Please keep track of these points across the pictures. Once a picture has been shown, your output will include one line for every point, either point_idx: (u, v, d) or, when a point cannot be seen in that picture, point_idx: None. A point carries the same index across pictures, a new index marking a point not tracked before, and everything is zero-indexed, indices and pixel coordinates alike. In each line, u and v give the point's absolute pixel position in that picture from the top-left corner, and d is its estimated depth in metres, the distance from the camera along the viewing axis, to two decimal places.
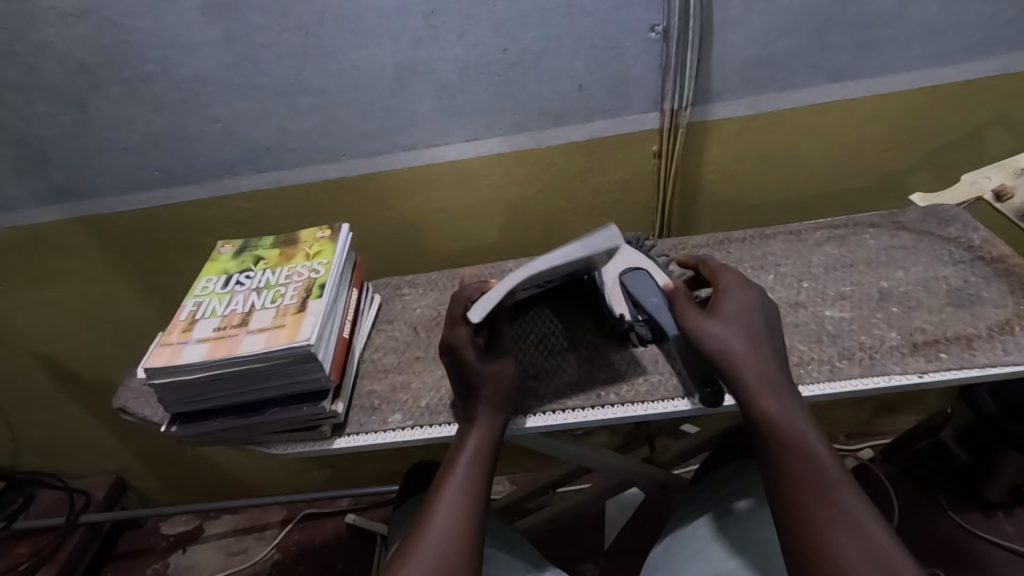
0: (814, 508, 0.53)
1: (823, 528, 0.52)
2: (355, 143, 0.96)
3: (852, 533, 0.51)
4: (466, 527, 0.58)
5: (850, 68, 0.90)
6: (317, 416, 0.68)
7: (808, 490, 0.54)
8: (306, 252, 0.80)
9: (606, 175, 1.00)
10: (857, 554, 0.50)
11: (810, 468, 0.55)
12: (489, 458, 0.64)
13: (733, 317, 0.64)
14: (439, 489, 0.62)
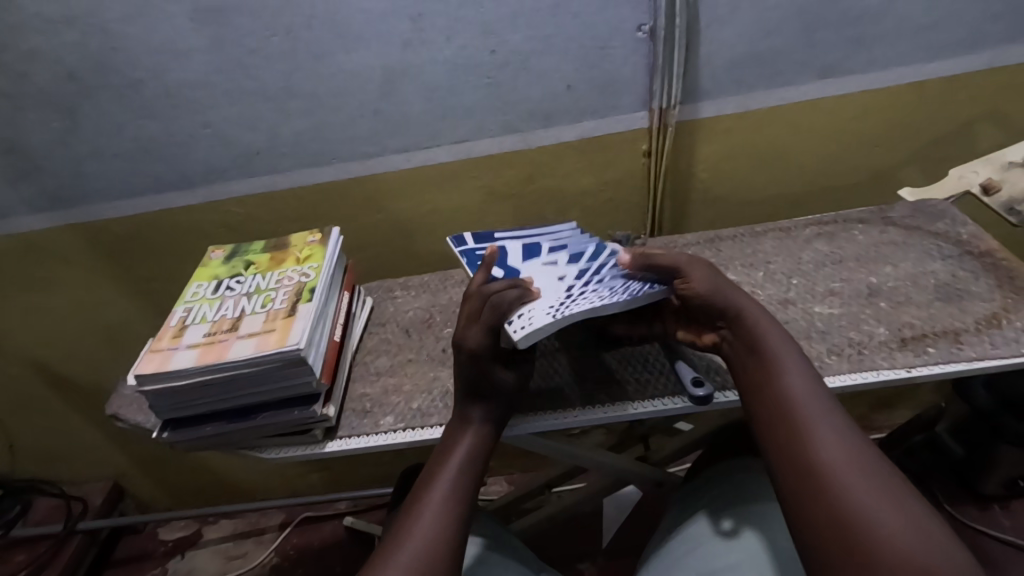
0: (808, 424, 0.53)
1: (817, 439, 0.51)
2: (345, 146, 0.96)
3: (846, 445, 0.50)
4: (449, 535, 0.58)
5: (838, 64, 0.91)
6: (308, 420, 0.68)
7: (801, 409, 0.54)
8: (296, 256, 0.81)
9: (597, 175, 1.00)
10: (850, 465, 0.49)
11: (802, 390, 0.55)
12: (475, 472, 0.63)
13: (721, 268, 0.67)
14: (423, 492, 0.61)
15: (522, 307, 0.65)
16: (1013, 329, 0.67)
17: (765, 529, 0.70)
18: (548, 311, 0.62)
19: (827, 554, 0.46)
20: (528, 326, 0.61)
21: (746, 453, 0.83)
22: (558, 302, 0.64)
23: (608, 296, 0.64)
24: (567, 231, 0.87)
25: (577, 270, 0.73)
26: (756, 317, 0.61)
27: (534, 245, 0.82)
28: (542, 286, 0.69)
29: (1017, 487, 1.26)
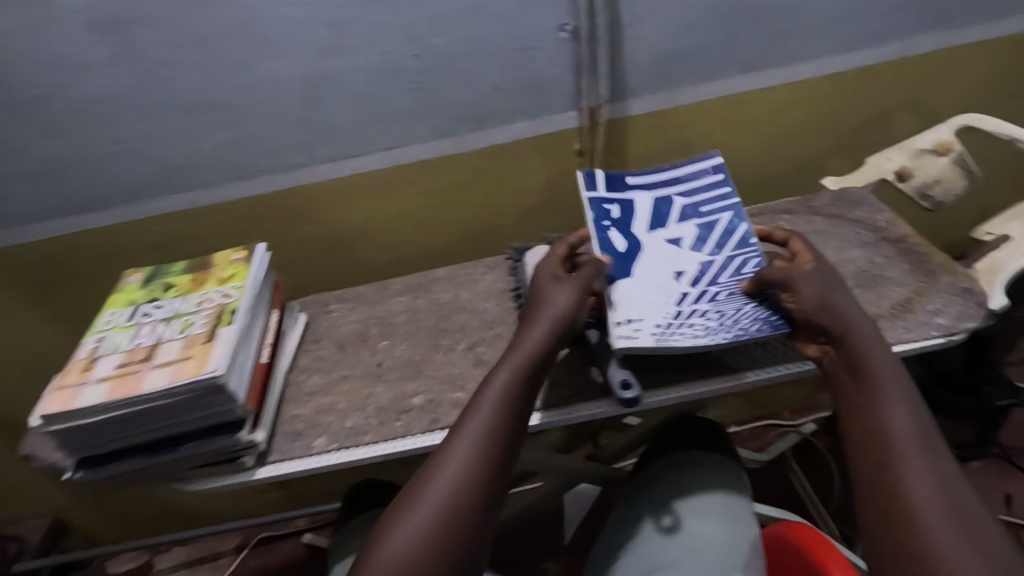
0: (903, 460, 0.51)
1: (910, 475, 0.50)
2: (270, 158, 0.92)
3: (938, 487, 0.49)
4: (471, 485, 0.54)
5: (759, 59, 0.92)
6: (234, 447, 0.65)
7: (900, 440, 0.52)
8: (219, 276, 0.77)
9: (533, 176, 0.99)
10: (940, 508, 0.48)
11: (901, 427, 0.53)
12: (509, 412, 0.59)
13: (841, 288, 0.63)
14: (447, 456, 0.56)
15: (632, 314, 0.67)
16: (924, 312, 0.69)
17: (704, 529, 0.72)
18: (651, 334, 0.64)
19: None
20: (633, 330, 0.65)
21: (686, 446, 0.83)
22: (665, 321, 0.66)
23: (716, 329, 0.66)
24: (706, 175, 0.82)
25: (699, 264, 0.73)
26: (869, 343, 0.58)
27: (667, 205, 0.79)
28: (657, 280, 0.71)
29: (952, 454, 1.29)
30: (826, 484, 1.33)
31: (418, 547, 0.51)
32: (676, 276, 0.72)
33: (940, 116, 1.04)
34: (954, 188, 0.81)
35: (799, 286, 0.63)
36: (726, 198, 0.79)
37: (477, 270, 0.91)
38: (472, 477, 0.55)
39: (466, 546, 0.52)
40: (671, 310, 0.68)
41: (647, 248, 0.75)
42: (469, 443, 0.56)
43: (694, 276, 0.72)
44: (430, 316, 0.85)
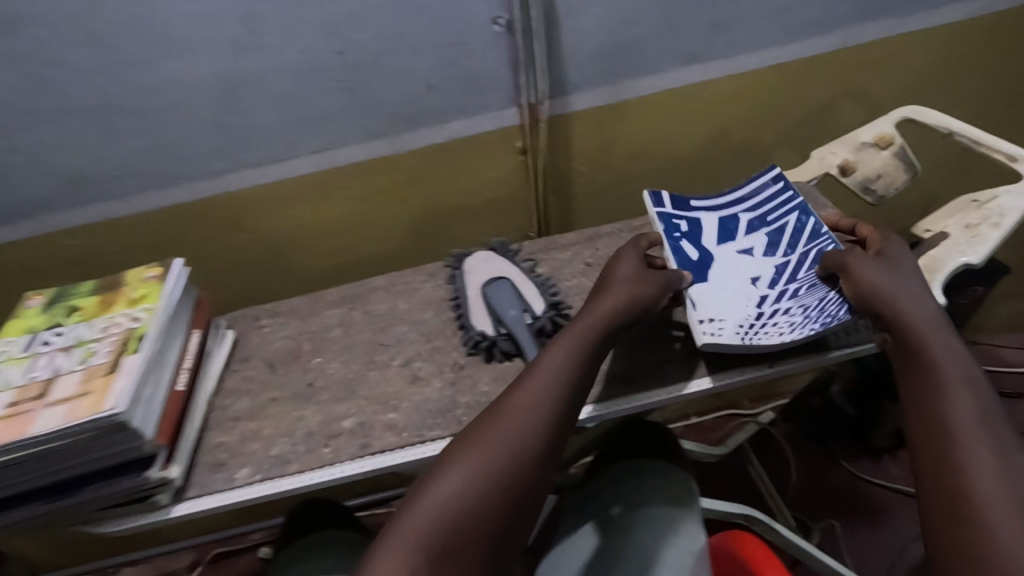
0: (964, 437, 0.50)
1: (971, 451, 0.48)
2: (190, 164, 0.86)
3: (1001, 464, 0.47)
4: (523, 453, 0.54)
5: (702, 51, 0.90)
6: (144, 486, 0.61)
7: (960, 418, 0.51)
8: (129, 297, 0.71)
9: (475, 175, 0.95)
10: (1001, 484, 0.46)
11: (964, 406, 0.51)
12: (569, 382, 0.59)
13: (908, 272, 0.63)
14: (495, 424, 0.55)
15: (713, 313, 0.68)
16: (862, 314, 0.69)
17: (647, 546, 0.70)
18: (739, 333, 0.66)
19: (952, 559, 0.45)
20: (718, 331, 0.67)
21: (629, 457, 0.81)
22: (748, 321, 0.68)
23: (802, 322, 0.68)
24: (766, 187, 0.83)
25: (774, 267, 0.75)
26: (928, 325, 0.58)
27: (734, 219, 0.81)
28: (736, 285, 0.73)
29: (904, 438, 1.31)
30: (783, 471, 1.35)
31: (461, 505, 0.50)
32: (753, 280, 0.74)
33: (885, 106, 1.03)
34: (896, 181, 0.80)
35: (861, 272, 0.64)
36: (788, 202, 0.80)
37: (416, 277, 0.86)
38: (521, 446, 0.54)
39: (509, 509, 0.52)
40: (753, 311, 0.70)
41: (721, 258, 0.76)
42: (527, 417, 0.56)
43: (772, 279, 0.74)
44: (365, 329, 0.80)
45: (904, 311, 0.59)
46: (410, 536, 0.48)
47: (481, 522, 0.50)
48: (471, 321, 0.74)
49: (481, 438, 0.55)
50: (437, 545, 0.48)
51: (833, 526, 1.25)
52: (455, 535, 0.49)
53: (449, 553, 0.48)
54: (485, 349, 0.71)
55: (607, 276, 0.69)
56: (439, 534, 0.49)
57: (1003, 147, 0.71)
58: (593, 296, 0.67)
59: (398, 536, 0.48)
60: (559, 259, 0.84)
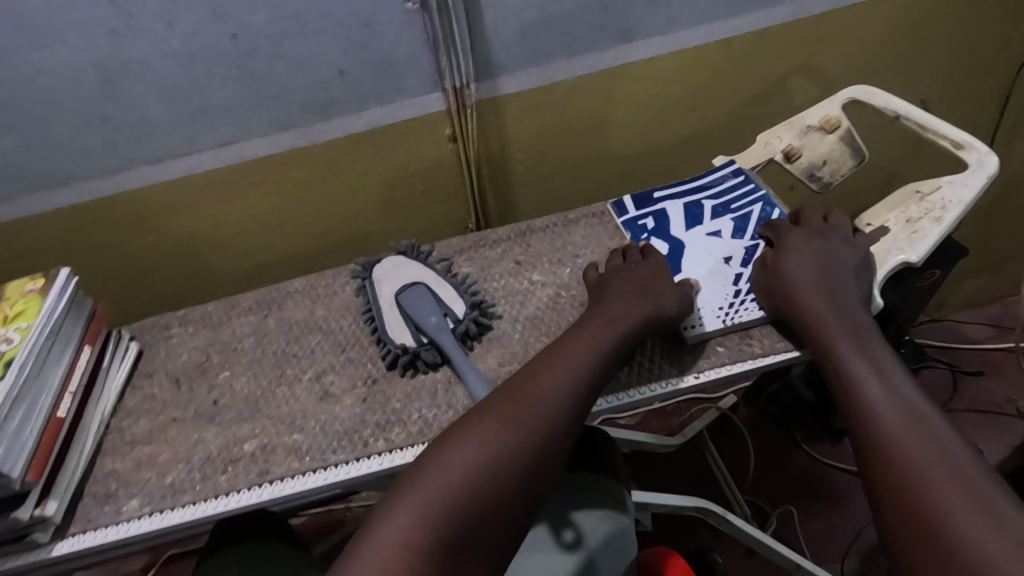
0: (890, 420, 0.48)
1: (900, 442, 0.46)
2: (78, 163, 0.78)
3: (930, 442, 0.45)
4: (546, 433, 0.50)
5: (637, 27, 0.83)
6: (17, 526, 0.56)
7: (890, 418, 0.48)
8: (5, 314, 0.65)
9: (404, 164, 0.89)
10: (937, 461, 0.44)
11: (881, 390, 0.50)
12: (599, 371, 0.56)
13: (821, 269, 0.62)
14: (505, 407, 0.51)
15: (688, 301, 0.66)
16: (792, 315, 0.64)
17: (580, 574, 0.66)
18: (718, 316, 0.64)
19: (911, 561, 0.41)
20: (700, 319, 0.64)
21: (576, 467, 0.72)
22: (726, 302, 0.65)
23: None
24: (729, 179, 0.79)
25: (744, 246, 0.71)
26: (844, 330, 0.56)
27: (697, 204, 0.77)
28: (708, 268, 0.69)
29: None
30: (743, 459, 1.32)
31: (471, 487, 0.46)
32: (725, 258, 0.70)
33: (838, 82, 0.98)
34: (842, 168, 0.75)
35: (778, 284, 0.63)
36: (754, 189, 0.76)
37: (336, 277, 0.80)
38: (545, 425, 0.51)
39: (524, 493, 0.48)
40: (729, 290, 0.67)
41: (692, 243, 0.73)
42: (543, 398, 0.52)
43: (744, 258, 0.70)
44: (278, 339, 0.75)
45: (822, 321, 0.58)
46: (418, 514, 0.44)
47: (499, 503, 0.46)
48: (388, 334, 0.68)
49: (504, 415, 0.50)
50: (450, 530, 0.44)
51: (791, 513, 1.23)
52: (467, 519, 0.45)
53: (467, 536, 0.45)
54: (405, 364, 0.65)
55: (633, 272, 0.66)
56: (451, 516, 0.45)
57: (949, 132, 0.68)
58: (622, 286, 0.64)
59: (393, 522, 0.44)
60: (488, 256, 0.78)
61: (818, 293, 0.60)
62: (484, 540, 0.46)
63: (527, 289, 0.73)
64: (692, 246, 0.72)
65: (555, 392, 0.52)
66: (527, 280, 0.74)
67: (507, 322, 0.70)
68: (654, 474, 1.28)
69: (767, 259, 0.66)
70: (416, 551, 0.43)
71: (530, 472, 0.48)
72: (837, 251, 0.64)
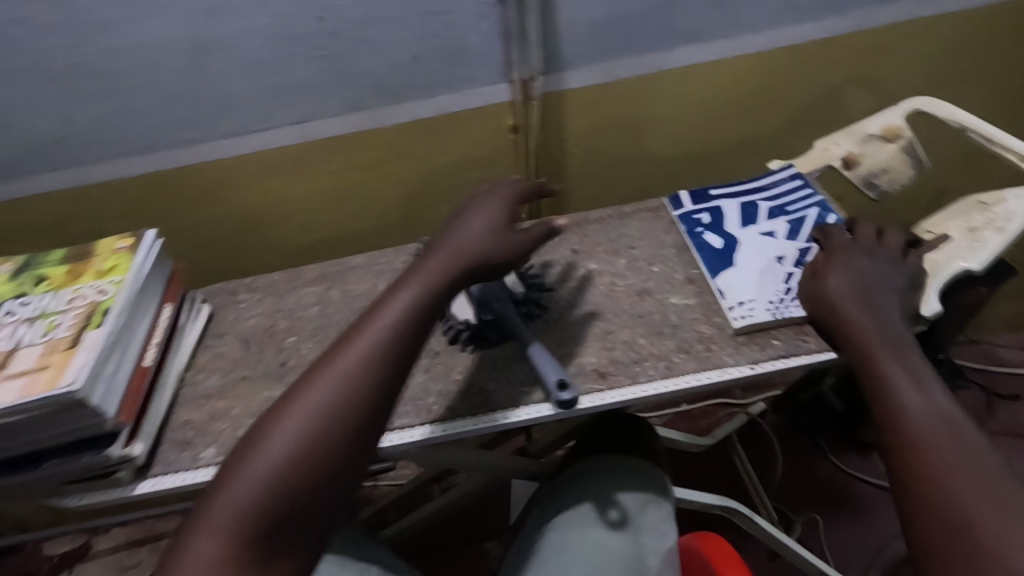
0: (927, 428, 0.47)
1: (936, 454, 0.45)
2: (163, 132, 0.83)
3: (966, 453, 0.44)
4: (343, 412, 0.48)
5: (702, 30, 0.85)
6: (108, 463, 0.60)
7: (925, 429, 0.47)
8: (98, 268, 0.69)
9: (464, 152, 0.92)
10: (971, 472, 0.43)
11: (919, 399, 0.49)
12: (410, 337, 0.53)
13: (864, 280, 0.61)
14: (301, 394, 0.49)
15: (741, 296, 0.68)
16: None
17: (597, 540, 0.69)
18: (768, 309, 0.66)
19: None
20: (749, 312, 0.66)
21: (607, 451, 0.79)
22: (777, 298, 0.67)
23: None
24: (787, 182, 0.80)
25: (797, 247, 0.72)
26: (884, 340, 0.55)
27: (753, 205, 0.79)
28: (761, 266, 0.71)
29: None
30: (769, 465, 1.33)
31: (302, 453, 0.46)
32: (778, 257, 0.71)
33: (896, 93, 0.98)
34: (901, 178, 0.76)
35: (823, 293, 0.62)
36: (811, 195, 0.77)
37: (395, 255, 0.84)
38: (351, 401, 0.48)
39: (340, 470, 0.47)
40: (781, 286, 0.68)
41: (745, 241, 0.74)
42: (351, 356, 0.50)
43: (797, 259, 0.71)
44: (341, 309, 0.78)
45: (862, 330, 0.56)
46: (222, 521, 0.43)
47: (319, 482, 0.46)
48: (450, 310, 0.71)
49: (298, 403, 0.48)
50: (259, 528, 0.43)
51: (815, 520, 1.24)
52: (276, 512, 0.44)
53: (283, 527, 0.44)
54: (468, 338, 0.69)
55: (454, 222, 0.62)
56: (259, 513, 0.44)
57: (1015, 145, 0.69)
58: (452, 234, 0.60)
59: (222, 504, 0.43)
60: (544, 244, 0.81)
61: (861, 303, 0.59)
62: (329, 498, 0.46)
63: (583, 276, 0.76)
64: (746, 243, 0.74)
65: (350, 363, 0.49)
66: (584, 267, 0.77)
67: (564, 305, 0.72)
68: (680, 473, 1.30)
69: (817, 268, 0.64)
70: (256, 517, 0.43)
71: (342, 451, 0.47)
72: (883, 273, 0.62)
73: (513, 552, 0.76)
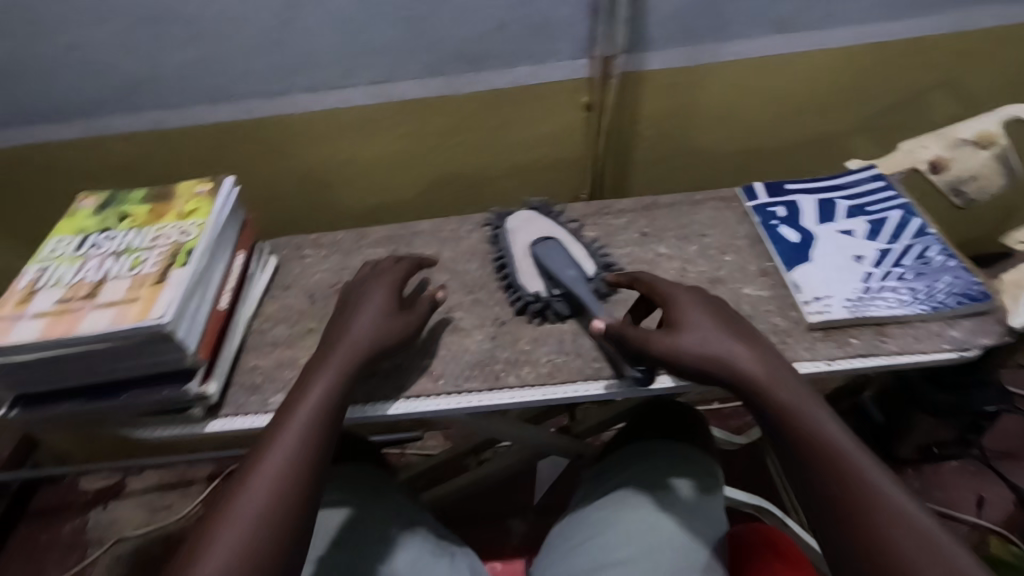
0: (859, 491, 0.46)
1: (895, 548, 0.44)
2: (243, 82, 0.84)
3: (919, 539, 0.44)
4: (282, 505, 0.48)
5: (793, 20, 0.83)
6: (184, 398, 0.61)
7: (874, 519, 0.45)
8: (179, 210, 0.71)
9: (537, 127, 0.91)
10: (910, 536, 0.44)
11: (836, 454, 0.48)
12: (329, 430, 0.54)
13: (728, 322, 0.58)
14: (234, 495, 0.49)
15: (819, 291, 0.66)
16: (936, 322, 0.62)
17: (649, 524, 0.69)
18: (846, 307, 0.63)
19: None
20: (827, 307, 0.64)
21: (654, 435, 0.79)
22: (856, 296, 0.64)
23: (925, 296, 0.63)
24: (868, 182, 0.78)
25: (878, 247, 0.70)
26: (796, 406, 0.52)
27: (831, 202, 0.77)
28: (838, 263, 0.69)
29: (932, 453, 1.27)
30: None
31: (260, 534, 0.47)
32: (856, 256, 0.69)
33: (982, 102, 0.95)
34: (990, 186, 0.74)
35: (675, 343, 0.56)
36: (895, 198, 0.75)
37: (461, 224, 0.84)
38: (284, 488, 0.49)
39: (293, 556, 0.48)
40: (858, 284, 0.66)
41: (823, 237, 0.72)
42: (281, 434, 0.52)
43: (877, 259, 0.69)
44: None
45: (768, 394, 0.52)
46: None
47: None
48: (520, 281, 0.72)
49: (230, 505, 0.48)
50: None
51: None
52: None
53: None
54: (532, 311, 0.69)
55: (348, 314, 0.63)
56: None
57: None
58: (349, 324, 0.61)
59: None
60: (613, 225, 0.81)
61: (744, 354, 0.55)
62: None
63: (653, 259, 0.75)
64: (824, 239, 0.72)
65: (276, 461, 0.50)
66: (653, 251, 0.76)
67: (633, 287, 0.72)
68: None
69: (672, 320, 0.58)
70: None
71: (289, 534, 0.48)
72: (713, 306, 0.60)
73: (556, 526, 0.78)
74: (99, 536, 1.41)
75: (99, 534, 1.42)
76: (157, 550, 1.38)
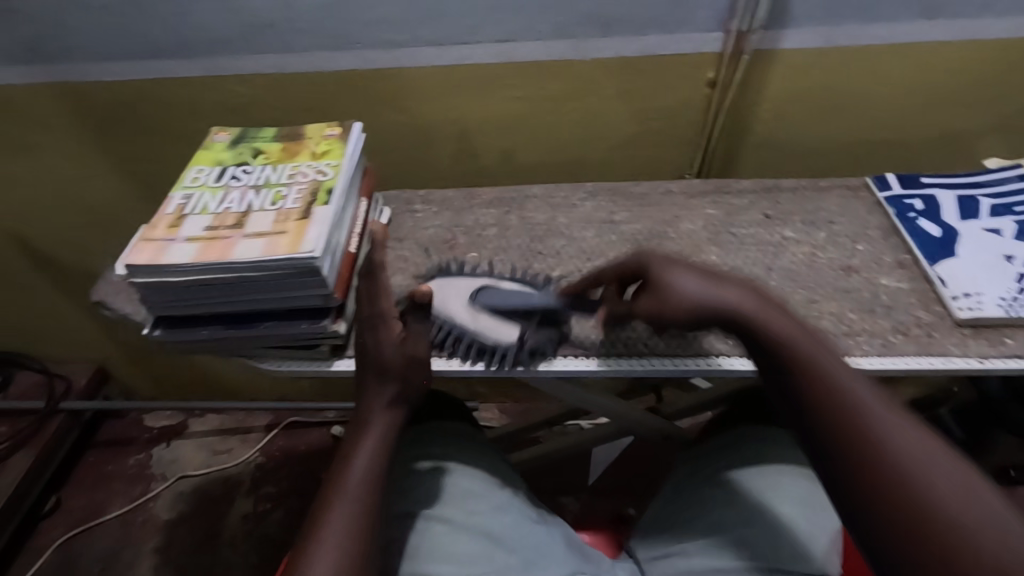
0: (849, 407, 0.48)
1: (882, 457, 0.45)
2: (371, 30, 0.83)
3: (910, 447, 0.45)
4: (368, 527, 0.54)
5: (944, 6, 0.80)
6: (318, 335, 0.62)
7: (862, 431, 0.47)
8: (312, 150, 0.71)
9: (655, 100, 0.89)
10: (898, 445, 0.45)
11: (833, 384, 0.50)
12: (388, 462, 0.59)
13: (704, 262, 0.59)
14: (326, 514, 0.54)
15: (969, 288, 0.63)
16: None
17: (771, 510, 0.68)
18: (1000, 305, 0.61)
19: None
20: (979, 305, 0.61)
21: (758, 420, 0.77)
22: (1010, 295, 0.62)
23: None
24: (1012, 183, 0.75)
25: None
26: (786, 332, 0.53)
27: (974, 199, 0.73)
28: (986, 261, 0.66)
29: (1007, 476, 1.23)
30: None
31: (350, 547, 0.52)
32: (1006, 255, 0.66)
33: None
34: None
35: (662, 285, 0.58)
36: None
37: (575, 194, 0.83)
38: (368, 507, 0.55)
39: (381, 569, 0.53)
40: (1012, 284, 0.63)
41: (968, 234, 0.70)
42: (362, 450, 0.59)
43: None
44: (522, 235, 0.78)
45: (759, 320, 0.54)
46: None
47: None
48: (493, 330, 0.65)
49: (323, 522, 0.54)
50: None
51: None
52: None
53: None
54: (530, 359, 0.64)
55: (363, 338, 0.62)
56: None
57: None
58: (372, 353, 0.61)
59: None
60: (734, 205, 0.79)
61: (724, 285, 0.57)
62: None
63: (779, 242, 0.73)
64: (968, 236, 0.69)
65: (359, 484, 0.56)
66: (779, 234, 0.74)
67: (762, 268, 0.70)
68: None
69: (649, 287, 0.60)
70: None
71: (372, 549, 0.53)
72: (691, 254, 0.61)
73: (653, 503, 0.77)
74: (161, 472, 1.45)
75: (160, 470, 1.46)
76: (216, 491, 1.41)
